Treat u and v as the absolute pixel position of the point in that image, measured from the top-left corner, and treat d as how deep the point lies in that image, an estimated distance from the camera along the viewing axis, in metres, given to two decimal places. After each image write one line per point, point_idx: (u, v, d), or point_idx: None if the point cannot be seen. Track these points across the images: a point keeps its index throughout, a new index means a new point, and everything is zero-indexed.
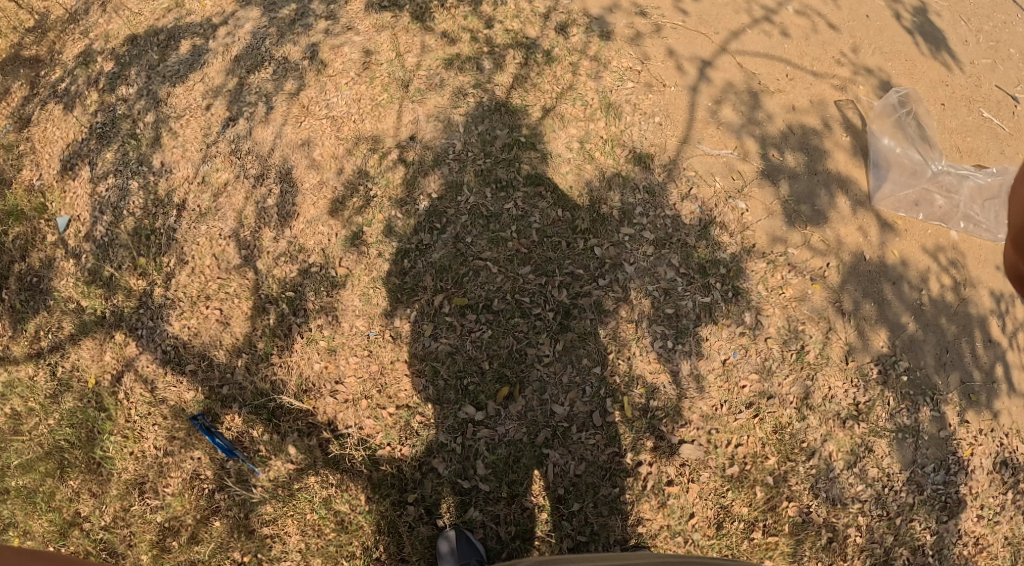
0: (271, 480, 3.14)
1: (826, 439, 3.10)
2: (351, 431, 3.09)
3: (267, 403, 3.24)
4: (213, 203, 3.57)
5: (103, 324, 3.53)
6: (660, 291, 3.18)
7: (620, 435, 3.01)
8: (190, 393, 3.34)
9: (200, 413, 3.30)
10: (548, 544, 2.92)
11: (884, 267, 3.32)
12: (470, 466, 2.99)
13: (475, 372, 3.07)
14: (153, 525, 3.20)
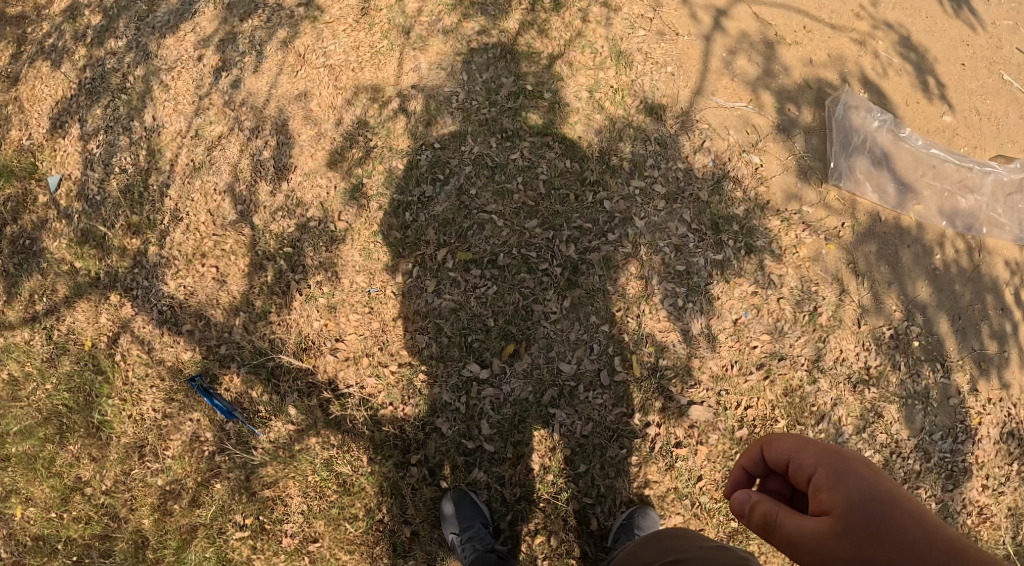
0: (271, 441, 3.06)
1: (836, 403, 3.01)
2: (353, 391, 3.01)
3: (266, 364, 3.14)
4: (206, 157, 3.42)
5: (98, 285, 3.42)
6: (671, 247, 3.06)
7: (628, 395, 2.92)
8: (187, 353, 3.24)
9: (197, 374, 3.20)
10: (553, 505, 2.84)
11: (900, 229, 3.20)
12: (474, 426, 2.90)
13: (479, 329, 2.97)
14: (154, 488, 3.14)
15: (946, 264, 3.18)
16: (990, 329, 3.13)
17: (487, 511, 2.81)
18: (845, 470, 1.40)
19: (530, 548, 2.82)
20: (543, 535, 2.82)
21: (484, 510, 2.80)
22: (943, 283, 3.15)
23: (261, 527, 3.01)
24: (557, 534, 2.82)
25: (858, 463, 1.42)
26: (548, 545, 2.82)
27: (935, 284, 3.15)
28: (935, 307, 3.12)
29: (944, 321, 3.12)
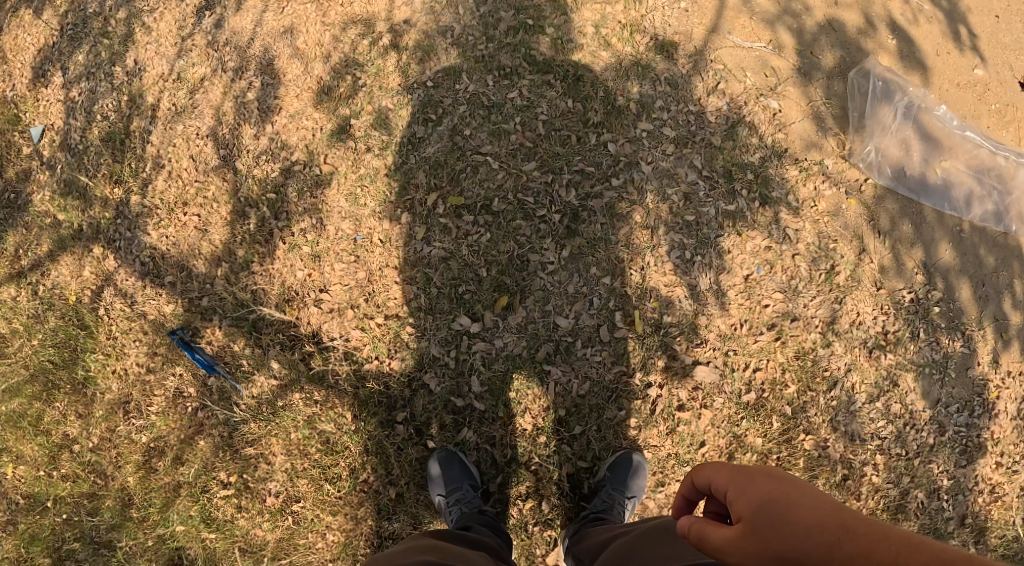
0: (255, 397, 2.90)
1: (850, 369, 2.81)
2: (335, 344, 2.83)
3: (247, 315, 2.96)
4: (189, 101, 3.18)
5: (81, 238, 3.18)
6: (679, 195, 2.84)
7: (628, 352, 2.72)
8: (170, 307, 3.05)
9: (177, 327, 3.02)
10: (545, 467, 2.67)
11: (925, 186, 2.94)
12: (463, 383, 2.72)
13: (471, 280, 2.78)
14: (138, 446, 2.97)
15: (973, 226, 2.93)
16: (1015, 299, 2.89)
17: (477, 471, 2.64)
18: (749, 484, 1.40)
19: (520, 513, 2.66)
20: (534, 499, 2.67)
21: (474, 471, 2.64)
22: (967, 247, 2.92)
23: (245, 485, 2.86)
24: (549, 499, 2.66)
25: (762, 472, 1.42)
26: (539, 511, 2.66)
27: (959, 248, 2.91)
28: (958, 270, 2.90)
29: (966, 288, 2.89)
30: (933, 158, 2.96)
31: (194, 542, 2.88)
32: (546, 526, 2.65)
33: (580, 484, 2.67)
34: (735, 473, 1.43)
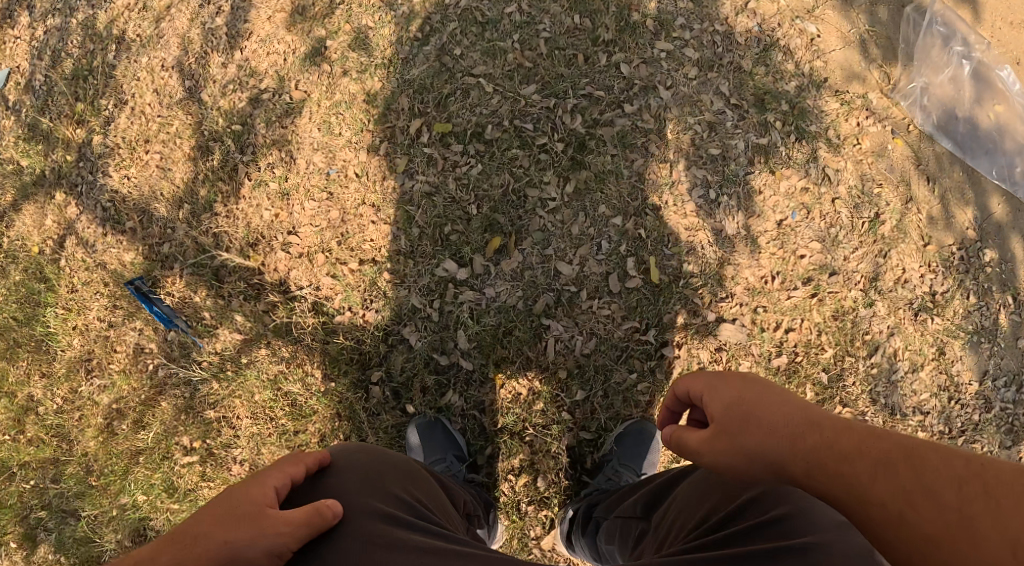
0: (217, 353, 2.54)
1: (893, 333, 2.42)
2: (303, 295, 2.46)
3: (209, 262, 2.58)
4: (153, 30, 2.72)
5: (43, 184, 2.73)
6: (703, 125, 2.44)
7: (639, 304, 2.35)
8: (131, 256, 2.64)
9: (135, 277, 2.62)
10: (541, 436, 2.31)
11: (976, 134, 2.50)
12: (448, 338, 2.36)
13: (458, 218, 2.40)
14: (101, 408, 2.60)
15: None
16: None
17: (463, 442, 2.30)
18: (723, 385, 1.40)
19: (512, 490, 2.30)
20: (528, 474, 2.30)
21: (461, 441, 2.29)
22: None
23: (210, 452, 2.52)
24: (545, 475, 2.30)
25: (737, 377, 1.42)
26: (534, 486, 2.30)
27: (1015, 202, 2.48)
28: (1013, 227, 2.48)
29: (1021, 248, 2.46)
30: (986, 101, 2.53)
31: (158, 514, 2.54)
32: (542, 506, 2.30)
33: (582, 460, 2.30)
34: (715, 383, 1.42)
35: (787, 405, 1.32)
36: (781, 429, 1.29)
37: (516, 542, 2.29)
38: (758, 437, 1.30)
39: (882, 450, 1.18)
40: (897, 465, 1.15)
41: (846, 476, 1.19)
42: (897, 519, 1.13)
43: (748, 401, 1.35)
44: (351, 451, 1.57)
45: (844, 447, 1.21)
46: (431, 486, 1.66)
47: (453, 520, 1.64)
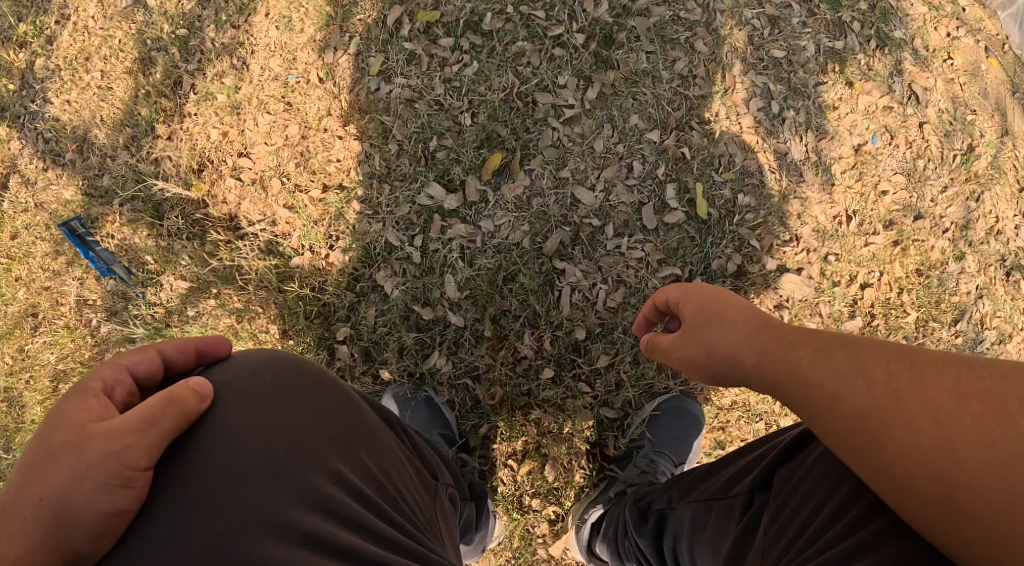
0: (164, 306, 1.81)
1: (983, 295, 1.81)
2: (260, 230, 1.79)
3: (146, 191, 1.83)
4: None
5: None
6: (763, 20, 1.82)
7: (682, 248, 1.66)
8: (72, 194, 1.86)
9: (72, 218, 1.84)
10: (552, 414, 1.62)
11: None
12: (432, 285, 1.66)
13: (448, 128, 1.69)
14: (48, 369, 1.83)
15: None
16: None
17: (453, 419, 1.63)
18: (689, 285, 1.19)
19: (513, 483, 1.63)
20: (535, 464, 1.62)
21: (449, 417, 1.62)
22: None
23: None
24: (556, 463, 1.62)
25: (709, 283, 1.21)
26: (541, 480, 1.62)
27: None
28: None
29: None
30: None
31: None
32: (546, 508, 1.62)
33: (602, 448, 1.64)
34: (680, 286, 1.20)
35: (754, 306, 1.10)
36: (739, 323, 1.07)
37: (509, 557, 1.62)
38: (710, 332, 1.08)
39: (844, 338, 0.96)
40: (852, 347, 0.93)
41: (791, 360, 0.96)
42: (834, 402, 0.90)
43: (711, 298, 1.13)
44: (252, 374, 0.98)
45: (801, 335, 0.99)
46: (382, 428, 1.11)
47: (413, 483, 1.13)
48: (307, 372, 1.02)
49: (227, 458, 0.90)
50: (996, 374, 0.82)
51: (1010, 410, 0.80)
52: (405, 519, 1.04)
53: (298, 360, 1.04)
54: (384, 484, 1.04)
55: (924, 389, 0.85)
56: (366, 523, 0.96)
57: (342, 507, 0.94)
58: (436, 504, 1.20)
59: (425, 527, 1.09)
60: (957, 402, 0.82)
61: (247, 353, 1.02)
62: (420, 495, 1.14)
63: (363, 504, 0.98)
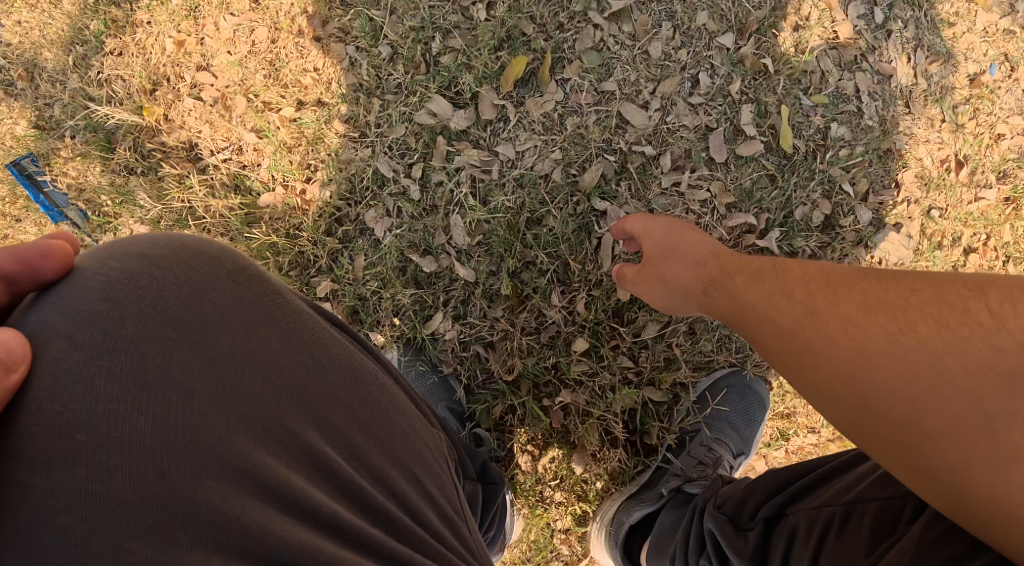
0: None
1: None
2: (224, 158, 1.35)
3: (91, 113, 1.36)
4: None
5: None
6: None
7: (758, 188, 1.28)
8: (24, 127, 1.38)
9: (23, 157, 1.37)
10: (583, 392, 1.23)
11: None
12: (435, 228, 1.27)
13: (461, 27, 1.29)
14: None
15: None
16: None
17: (463, 396, 1.25)
18: (664, 220, 1.16)
19: (533, 472, 1.25)
20: (561, 454, 1.25)
21: (458, 393, 1.24)
22: None
23: None
24: (585, 452, 1.24)
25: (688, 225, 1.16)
26: (567, 474, 1.25)
27: None
28: None
29: None
30: None
31: None
32: (573, 502, 1.25)
33: (642, 436, 1.25)
34: (638, 216, 1.19)
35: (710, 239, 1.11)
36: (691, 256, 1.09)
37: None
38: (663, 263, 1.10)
39: (781, 267, 0.97)
40: (785, 274, 0.94)
41: (729, 286, 0.99)
42: (761, 318, 0.91)
43: (668, 234, 1.14)
44: (109, 318, 0.63)
45: (744, 265, 1.01)
46: (345, 369, 0.77)
47: (408, 448, 0.81)
48: (190, 314, 0.67)
49: (92, 493, 0.58)
50: (905, 287, 0.82)
51: (915, 317, 0.78)
52: (393, 515, 0.74)
53: (187, 285, 0.68)
54: (353, 470, 0.73)
55: (838, 300, 0.85)
56: (327, 554, 0.65)
57: (286, 536, 0.64)
58: (446, 470, 0.88)
59: (430, 510, 0.79)
60: (867, 312, 0.81)
61: (96, 275, 0.65)
62: (421, 461, 0.83)
63: (320, 519, 0.67)
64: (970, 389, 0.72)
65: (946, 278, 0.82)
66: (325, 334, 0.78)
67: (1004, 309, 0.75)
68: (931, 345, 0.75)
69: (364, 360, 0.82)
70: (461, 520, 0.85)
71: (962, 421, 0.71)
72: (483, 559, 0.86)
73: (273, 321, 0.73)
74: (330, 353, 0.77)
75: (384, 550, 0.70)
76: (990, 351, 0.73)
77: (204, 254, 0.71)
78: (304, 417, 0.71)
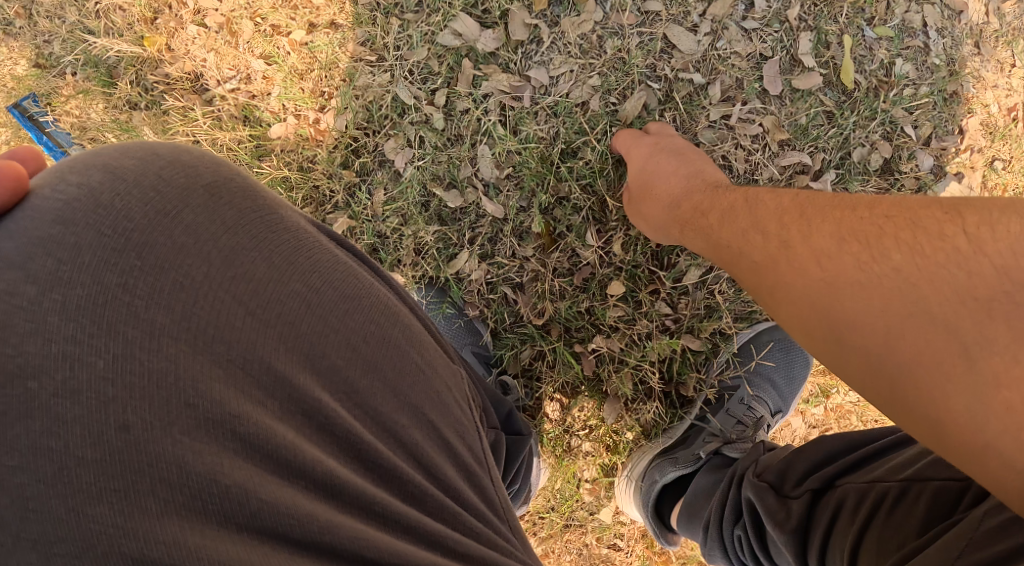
0: None
1: None
2: (231, 88, 1.24)
3: (89, 47, 1.24)
4: None
5: None
6: None
7: (814, 125, 1.16)
8: (24, 67, 1.27)
9: (25, 98, 1.26)
10: (618, 339, 1.13)
11: None
12: (461, 159, 1.15)
13: None
14: None
15: None
16: None
17: (489, 341, 1.16)
18: (652, 146, 1.07)
19: (560, 422, 1.17)
20: (592, 405, 1.16)
21: (484, 338, 1.16)
22: None
23: None
24: (618, 402, 1.15)
25: (677, 147, 1.07)
26: (597, 424, 1.16)
27: None
28: None
29: None
30: None
31: None
32: (601, 453, 1.17)
33: (678, 388, 1.15)
34: (630, 136, 1.11)
35: (695, 165, 1.04)
36: (672, 190, 1.02)
37: (546, 518, 1.19)
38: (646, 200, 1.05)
39: (755, 199, 0.91)
40: (761, 211, 0.88)
41: (704, 224, 0.93)
42: (744, 258, 0.85)
43: (650, 159, 1.06)
44: (59, 243, 0.56)
45: (717, 201, 0.95)
46: (348, 299, 0.68)
47: (423, 388, 0.71)
48: (160, 241, 0.59)
49: (48, 451, 0.52)
50: (880, 216, 0.78)
51: (889, 245, 0.74)
52: (400, 469, 0.65)
53: (153, 204, 0.60)
54: (353, 418, 0.65)
55: (814, 234, 0.79)
56: (316, 522, 0.57)
57: (270, 499, 0.56)
58: (468, 413, 0.78)
59: (447, 462, 0.70)
60: (842, 243, 0.77)
61: (54, 195, 0.59)
62: (439, 404, 0.73)
63: (312, 481, 0.59)
64: (945, 316, 0.68)
65: (922, 203, 0.77)
66: (323, 256, 0.69)
67: (982, 232, 0.71)
68: (905, 274, 0.71)
69: (373, 287, 0.72)
70: (483, 471, 0.76)
71: (937, 350, 0.67)
72: (507, 515, 0.76)
73: (259, 243, 0.64)
74: (328, 281, 0.68)
75: (386, 513, 0.62)
76: (966, 276, 0.69)
77: (177, 166, 0.63)
78: (294, 358, 0.63)
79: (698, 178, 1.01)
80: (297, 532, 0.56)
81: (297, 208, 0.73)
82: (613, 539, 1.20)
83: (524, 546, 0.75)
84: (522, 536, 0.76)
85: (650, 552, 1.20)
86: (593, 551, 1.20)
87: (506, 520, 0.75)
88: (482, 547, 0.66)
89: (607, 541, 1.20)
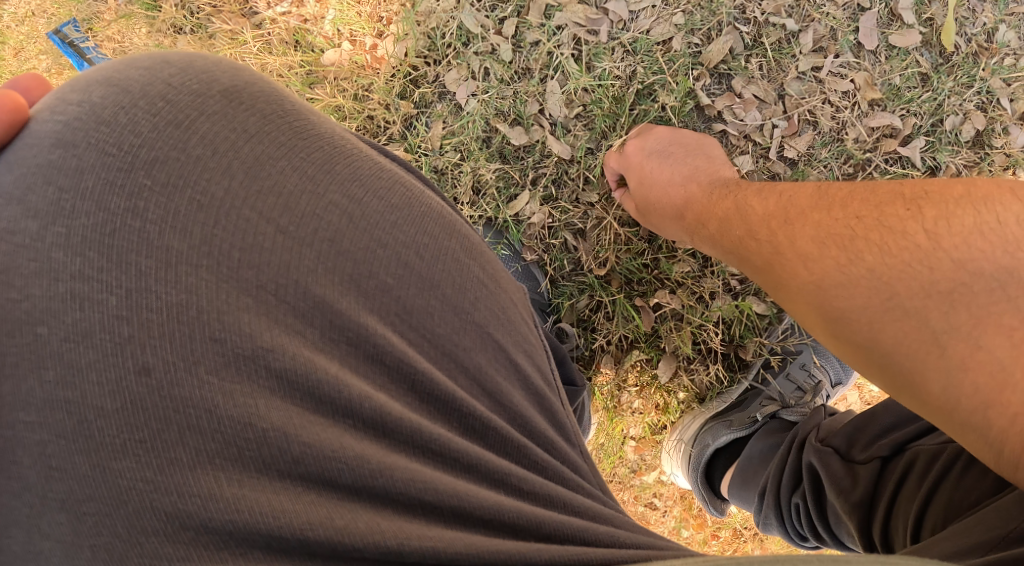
0: None
1: None
2: (282, 11, 1.16)
3: None
4: None
5: None
6: None
7: (908, 87, 1.08)
8: None
9: (65, 24, 1.21)
10: (682, 296, 1.08)
11: None
12: (528, 94, 1.09)
13: None
14: None
15: None
16: None
17: (546, 289, 1.09)
18: (651, 152, 1.01)
19: (613, 377, 1.11)
20: (646, 361, 1.10)
21: (542, 285, 1.09)
22: None
23: None
24: (674, 359, 1.09)
25: (674, 146, 1.01)
26: (650, 381, 1.10)
27: None
28: None
29: None
30: None
31: None
32: (650, 411, 1.12)
33: (738, 350, 1.09)
34: (633, 139, 1.04)
35: (686, 162, 0.98)
36: (670, 193, 0.96)
37: None
38: (650, 202, 0.99)
39: (744, 199, 0.86)
40: (751, 213, 0.83)
41: (705, 232, 0.89)
42: (748, 264, 0.81)
43: (649, 154, 1.01)
44: (63, 166, 0.52)
45: (713, 205, 0.89)
46: (395, 209, 0.63)
47: (487, 305, 0.65)
48: (173, 158, 0.54)
49: (65, 404, 0.49)
50: (852, 213, 0.74)
51: (861, 246, 0.70)
52: (458, 399, 0.60)
53: (164, 116, 0.55)
54: (404, 342, 0.60)
55: (795, 237, 0.76)
56: (368, 458, 0.54)
57: (314, 442, 0.53)
58: (535, 332, 0.72)
59: (515, 388, 0.65)
60: (820, 246, 0.73)
61: (53, 117, 0.54)
62: (504, 321, 0.66)
63: (359, 418, 0.55)
64: (919, 309, 0.65)
65: (890, 194, 0.73)
66: (366, 165, 0.63)
67: (940, 226, 0.67)
68: (880, 273, 0.68)
69: (423, 197, 0.66)
70: (553, 394, 0.70)
71: (914, 341, 0.65)
72: (578, 441, 0.71)
73: (287, 151, 0.59)
74: (370, 192, 0.62)
75: (445, 450, 0.58)
76: (931, 271, 0.66)
77: (190, 72, 0.58)
78: (336, 281, 0.58)
79: (692, 178, 0.95)
80: (347, 476, 0.53)
81: (329, 117, 0.66)
82: (651, 498, 1.15)
83: (596, 475, 0.71)
84: (593, 463, 0.71)
85: (688, 515, 1.15)
86: (630, 508, 1.15)
87: (576, 445, 0.69)
88: (549, 484, 0.62)
89: (645, 500, 1.15)
